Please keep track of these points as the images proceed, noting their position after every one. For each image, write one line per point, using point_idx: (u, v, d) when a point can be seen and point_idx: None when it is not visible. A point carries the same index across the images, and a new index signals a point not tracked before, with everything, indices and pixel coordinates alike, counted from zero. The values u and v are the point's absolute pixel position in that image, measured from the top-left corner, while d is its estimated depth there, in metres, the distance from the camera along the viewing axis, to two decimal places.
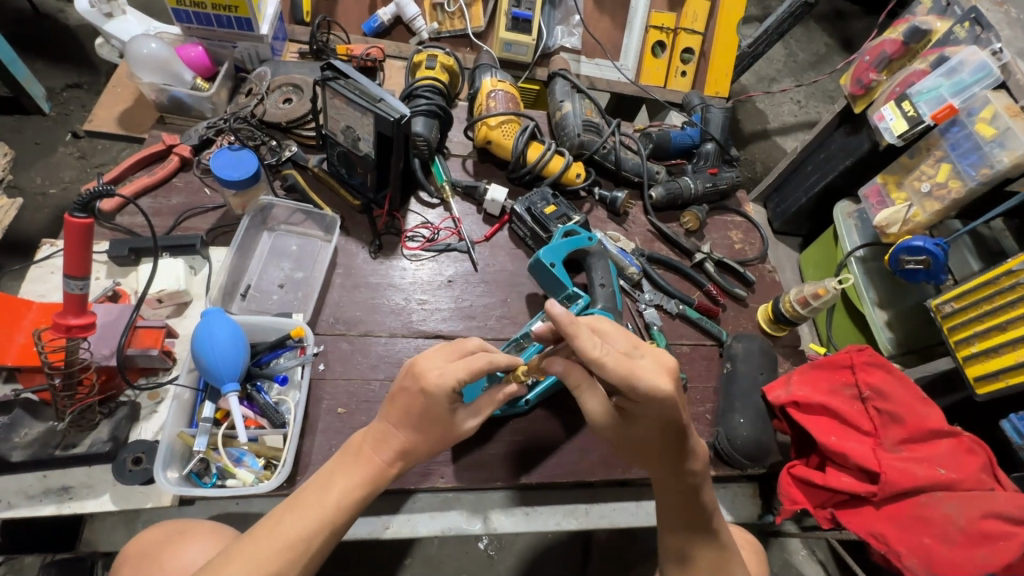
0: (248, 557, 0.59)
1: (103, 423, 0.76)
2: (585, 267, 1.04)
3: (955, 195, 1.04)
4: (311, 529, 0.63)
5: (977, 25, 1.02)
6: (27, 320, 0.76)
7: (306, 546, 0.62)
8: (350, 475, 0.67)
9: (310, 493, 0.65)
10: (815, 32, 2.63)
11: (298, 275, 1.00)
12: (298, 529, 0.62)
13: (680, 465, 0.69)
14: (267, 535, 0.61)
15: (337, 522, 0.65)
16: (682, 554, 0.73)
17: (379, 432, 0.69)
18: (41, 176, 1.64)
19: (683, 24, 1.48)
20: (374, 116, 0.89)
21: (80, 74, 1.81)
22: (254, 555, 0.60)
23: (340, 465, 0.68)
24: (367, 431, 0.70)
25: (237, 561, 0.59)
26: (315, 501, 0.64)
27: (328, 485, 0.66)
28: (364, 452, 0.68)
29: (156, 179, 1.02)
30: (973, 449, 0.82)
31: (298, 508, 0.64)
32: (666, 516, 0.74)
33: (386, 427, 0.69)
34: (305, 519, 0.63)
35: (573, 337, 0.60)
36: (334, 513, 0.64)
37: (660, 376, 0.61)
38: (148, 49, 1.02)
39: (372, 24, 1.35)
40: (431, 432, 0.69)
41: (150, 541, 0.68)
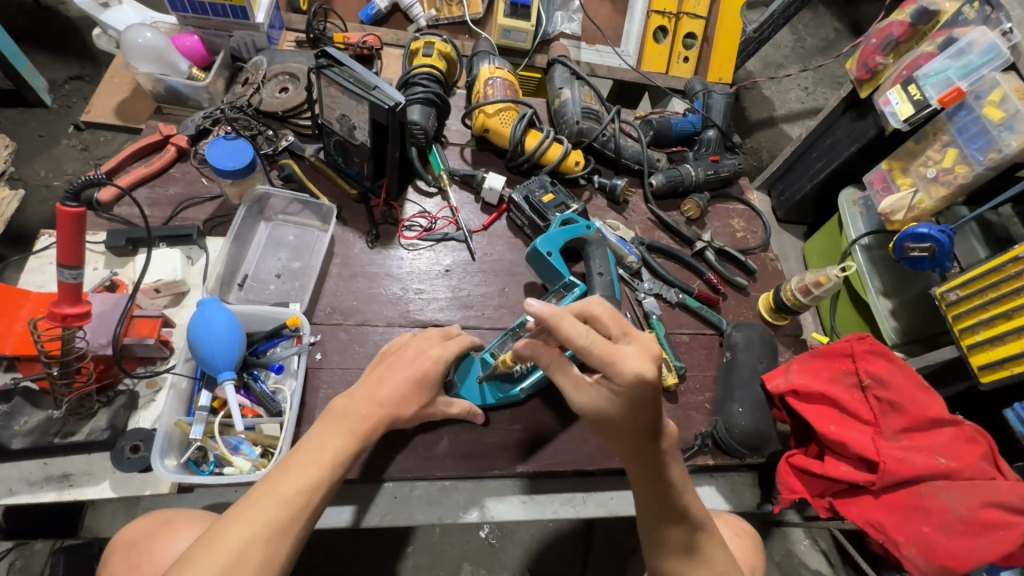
0: (249, 519, 0.59)
1: (101, 412, 0.77)
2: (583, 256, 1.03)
3: (962, 180, 1.02)
4: (309, 485, 0.63)
5: (986, 5, 0.99)
6: (25, 309, 0.76)
7: (306, 501, 0.63)
8: (339, 432, 0.68)
9: (303, 453, 0.66)
10: (823, 17, 2.58)
11: (296, 265, 1.00)
12: (297, 484, 0.63)
13: (649, 445, 0.66)
14: (267, 491, 0.62)
15: (333, 479, 0.66)
16: (687, 546, 0.71)
17: (365, 394, 0.73)
18: (44, 169, 1.66)
19: (685, 8, 1.45)
20: (369, 104, 0.89)
21: (82, 66, 1.81)
22: (256, 515, 0.60)
23: (327, 425, 0.69)
24: (347, 394, 0.73)
25: (237, 525, 0.59)
26: (309, 461, 0.65)
27: (320, 444, 0.67)
28: (348, 410, 0.71)
29: (153, 170, 1.02)
30: (975, 439, 0.80)
31: (291, 468, 0.64)
32: (645, 504, 0.71)
33: (371, 383, 0.75)
34: (301, 476, 0.64)
35: (556, 326, 0.59)
36: (329, 469, 0.66)
37: (646, 363, 0.60)
38: (143, 38, 1.02)
39: (369, 12, 1.34)
40: None
41: (142, 530, 0.70)
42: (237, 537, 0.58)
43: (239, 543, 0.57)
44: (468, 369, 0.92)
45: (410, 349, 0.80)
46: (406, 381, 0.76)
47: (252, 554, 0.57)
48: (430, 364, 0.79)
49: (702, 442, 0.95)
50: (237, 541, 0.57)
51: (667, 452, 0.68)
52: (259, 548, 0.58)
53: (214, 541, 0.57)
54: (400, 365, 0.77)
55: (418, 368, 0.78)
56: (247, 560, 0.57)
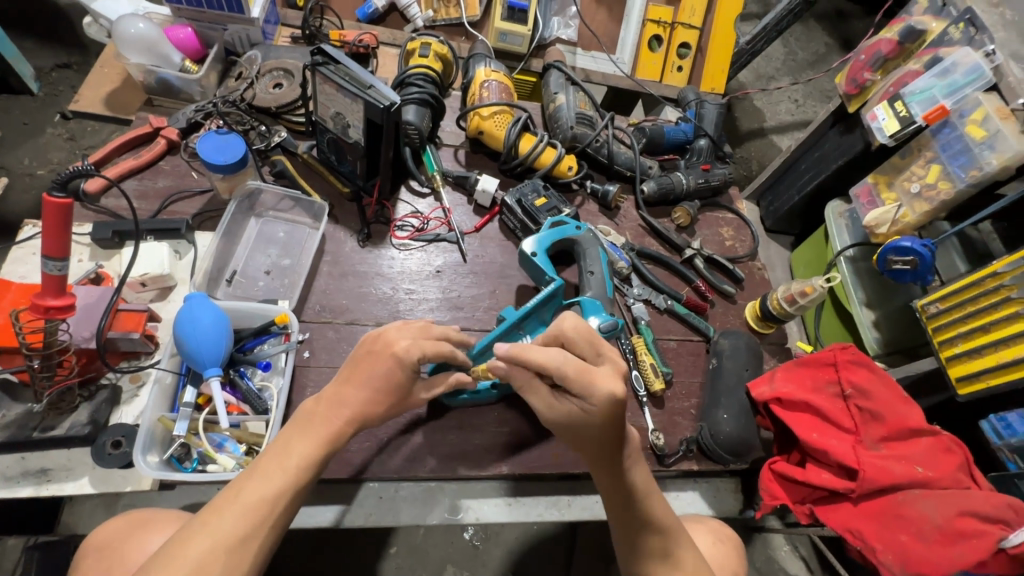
0: (209, 530, 0.57)
1: (82, 406, 0.75)
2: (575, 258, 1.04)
3: (945, 196, 1.04)
4: (272, 494, 0.60)
5: (970, 27, 1.01)
6: (7, 300, 0.74)
7: (270, 510, 0.60)
8: (306, 439, 0.65)
9: (267, 461, 0.63)
10: (814, 31, 2.63)
11: (285, 262, 1.00)
12: (260, 493, 0.60)
13: (622, 473, 0.69)
14: (228, 504, 0.59)
15: (298, 487, 0.63)
16: (660, 554, 0.70)
17: (333, 397, 0.68)
18: (29, 158, 1.64)
19: (680, 18, 1.47)
20: (363, 102, 0.89)
21: (70, 54, 1.79)
22: (218, 526, 0.57)
23: (293, 432, 0.66)
24: (318, 397, 0.69)
25: (199, 536, 0.56)
26: (274, 468, 0.62)
27: (286, 451, 0.64)
28: (314, 417, 0.67)
29: (142, 162, 1.01)
30: (952, 449, 0.82)
31: (254, 476, 0.61)
32: (617, 509, 0.71)
33: (339, 383, 0.69)
34: (266, 484, 0.61)
35: (523, 355, 0.63)
36: (294, 478, 0.62)
37: (616, 380, 0.63)
38: (135, 28, 1.01)
39: (366, 10, 1.34)
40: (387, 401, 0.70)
41: (112, 531, 0.68)
42: (198, 549, 0.55)
43: (202, 554, 0.55)
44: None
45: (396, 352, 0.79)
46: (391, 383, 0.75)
47: (210, 568, 0.55)
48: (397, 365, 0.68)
49: (686, 448, 0.97)
50: (199, 553, 0.55)
51: (642, 487, 0.70)
52: (217, 562, 0.55)
53: (173, 555, 0.54)
54: (368, 364, 0.69)
55: (386, 369, 0.68)
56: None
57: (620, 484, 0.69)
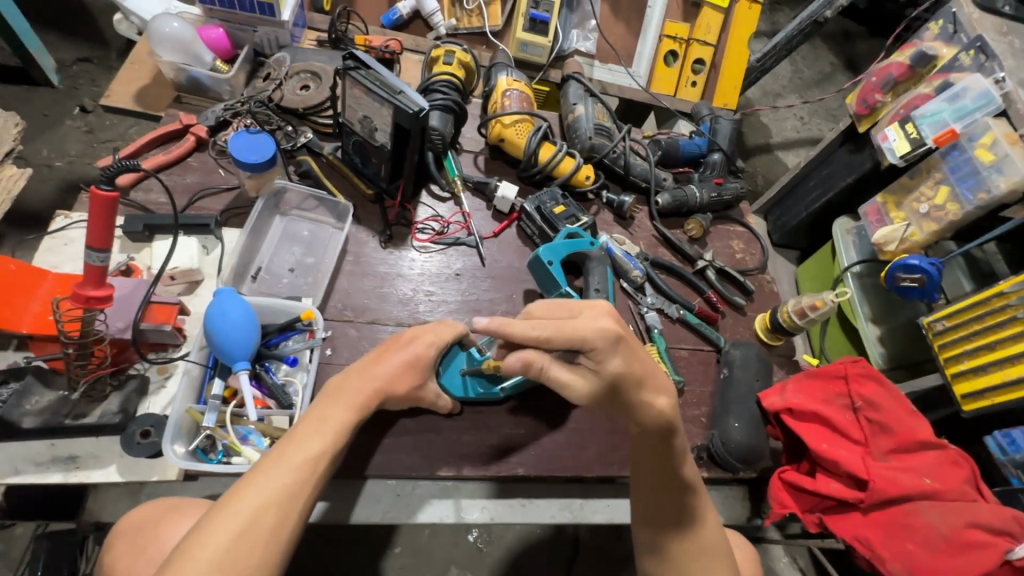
0: (260, 484, 0.61)
1: (113, 396, 0.77)
2: (584, 271, 1.05)
3: (953, 217, 1.06)
4: (314, 454, 0.65)
5: (981, 54, 1.05)
6: (44, 288, 0.76)
7: (314, 468, 0.65)
8: (339, 404, 0.71)
9: (307, 424, 0.68)
10: (819, 51, 2.68)
11: (309, 261, 1.02)
12: (305, 452, 0.65)
13: (648, 399, 0.66)
14: (275, 461, 0.63)
15: (337, 448, 0.68)
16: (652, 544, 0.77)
17: (362, 371, 0.76)
18: (47, 149, 1.65)
19: (696, 35, 1.51)
20: (393, 107, 0.92)
21: (91, 48, 1.82)
22: (268, 480, 0.61)
23: (327, 400, 0.71)
24: (343, 372, 0.75)
25: (250, 490, 0.60)
26: (314, 431, 0.67)
27: (322, 416, 0.69)
28: (345, 387, 0.73)
29: (172, 157, 1.03)
30: (958, 462, 0.83)
31: (295, 438, 0.66)
32: (645, 500, 0.76)
33: (369, 362, 0.77)
34: (309, 445, 0.66)
35: (507, 330, 0.65)
36: (333, 440, 0.68)
37: (603, 319, 0.65)
38: (170, 27, 1.03)
39: (391, 16, 1.37)
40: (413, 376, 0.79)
41: (145, 516, 0.69)
42: (250, 503, 0.59)
43: (254, 508, 0.59)
44: (451, 360, 0.91)
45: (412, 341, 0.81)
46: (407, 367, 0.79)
47: (266, 518, 0.59)
48: (425, 347, 0.81)
49: (697, 455, 0.98)
50: (250, 505, 0.59)
51: (670, 415, 0.68)
52: (271, 513, 0.60)
53: (228, 503, 0.59)
54: (398, 345, 0.80)
55: (414, 351, 0.80)
56: (260, 525, 0.58)
57: (649, 412, 0.67)
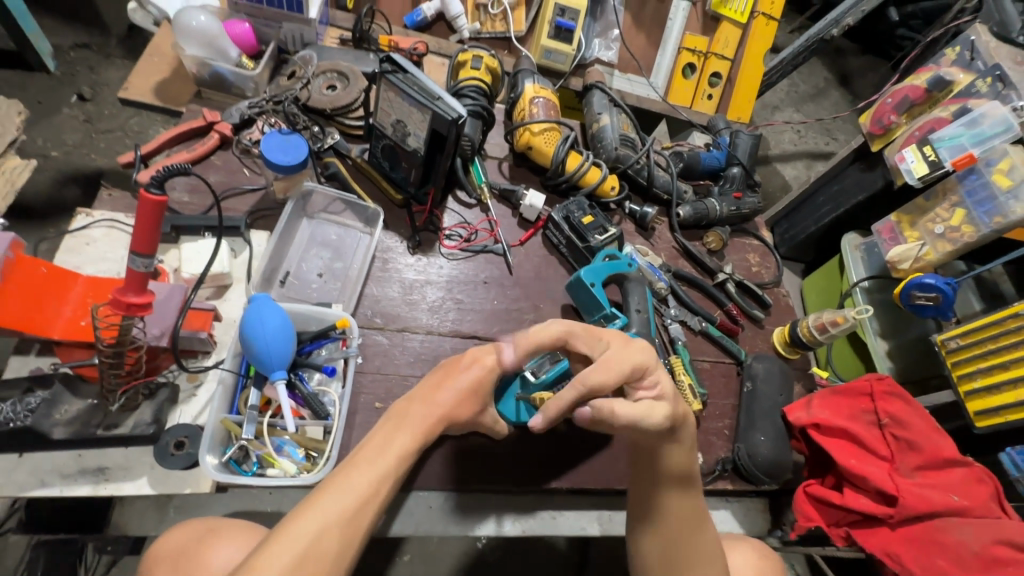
0: (324, 507, 0.60)
1: (144, 405, 0.74)
2: (622, 290, 1.05)
3: (968, 239, 1.10)
4: (378, 476, 0.65)
5: (999, 82, 1.09)
6: (75, 293, 0.73)
7: (376, 494, 0.64)
8: (402, 430, 0.70)
9: (368, 451, 0.67)
10: (815, 66, 2.74)
11: (338, 266, 0.99)
12: (368, 477, 0.64)
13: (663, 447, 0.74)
14: (339, 484, 0.62)
15: (399, 471, 0.67)
16: (642, 515, 0.79)
17: (425, 396, 0.74)
18: (42, 137, 1.59)
19: (714, 49, 1.53)
20: (431, 113, 0.89)
21: (90, 34, 1.75)
22: (329, 504, 0.60)
23: (389, 426, 0.70)
24: (407, 398, 0.75)
25: (312, 513, 0.59)
26: (377, 456, 0.66)
27: (386, 442, 0.68)
28: (410, 413, 0.72)
29: (196, 155, 1.00)
30: (983, 479, 0.86)
31: (358, 463, 0.65)
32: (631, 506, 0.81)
33: (430, 389, 0.75)
34: (370, 470, 0.65)
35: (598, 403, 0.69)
36: (397, 464, 0.67)
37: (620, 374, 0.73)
38: (196, 21, 0.99)
39: (415, 18, 1.36)
40: (476, 401, 0.78)
41: (181, 542, 0.66)
42: (312, 525, 0.58)
43: (317, 531, 0.58)
44: (506, 386, 0.90)
45: (465, 358, 0.79)
46: (466, 389, 0.76)
47: (328, 541, 0.58)
48: (484, 372, 0.78)
49: (723, 467, 1.00)
50: (313, 528, 0.58)
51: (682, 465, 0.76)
52: (334, 535, 0.59)
53: (291, 524, 0.58)
54: (456, 371, 0.77)
55: (472, 376, 0.77)
56: (323, 547, 0.58)
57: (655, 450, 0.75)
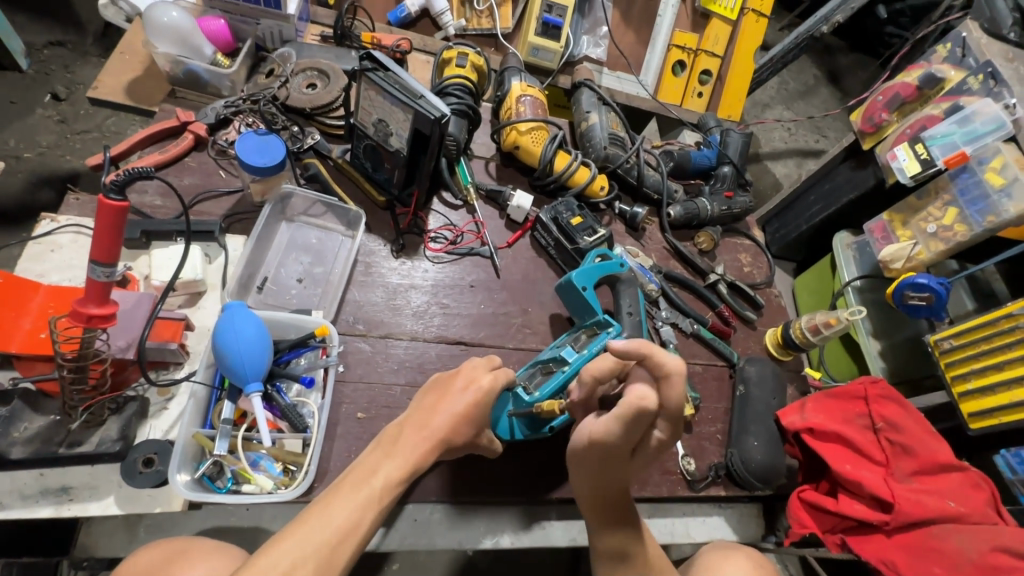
0: (300, 535, 0.57)
1: (111, 420, 0.70)
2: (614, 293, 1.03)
3: (961, 238, 1.09)
4: (361, 505, 0.61)
5: (991, 79, 1.07)
6: (36, 304, 0.69)
7: (357, 528, 0.60)
8: (393, 458, 0.66)
9: (354, 476, 0.64)
10: (805, 64, 2.73)
11: (318, 270, 0.96)
12: (351, 507, 0.61)
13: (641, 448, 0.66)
14: (317, 513, 0.59)
15: (387, 499, 0.64)
16: (627, 516, 0.74)
17: (417, 420, 0.71)
18: (14, 139, 1.54)
19: (703, 46, 1.51)
20: (413, 111, 0.86)
21: (64, 32, 1.70)
22: (304, 536, 0.57)
23: (380, 452, 0.67)
24: (399, 422, 0.72)
25: (286, 542, 0.56)
26: (361, 484, 0.63)
27: (373, 470, 0.65)
28: (402, 439, 0.69)
29: (169, 157, 0.96)
30: (979, 484, 0.84)
31: (341, 491, 0.62)
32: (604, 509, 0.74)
33: (424, 414, 0.72)
34: (354, 498, 0.62)
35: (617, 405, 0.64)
36: (384, 490, 0.64)
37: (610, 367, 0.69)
38: (168, 17, 0.96)
39: (398, 14, 1.32)
40: (473, 423, 0.73)
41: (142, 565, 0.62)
42: (285, 559, 0.55)
43: (289, 564, 0.54)
44: (499, 404, 0.86)
45: (459, 378, 0.75)
46: (459, 411, 0.72)
47: (302, 572, 0.55)
48: (481, 394, 0.74)
49: (716, 473, 0.98)
50: (285, 562, 0.54)
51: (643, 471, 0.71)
52: (308, 566, 0.55)
53: (263, 555, 0.55)
54: (450, 393, 0.74)
55: (468, 400, 0.73)
56: None
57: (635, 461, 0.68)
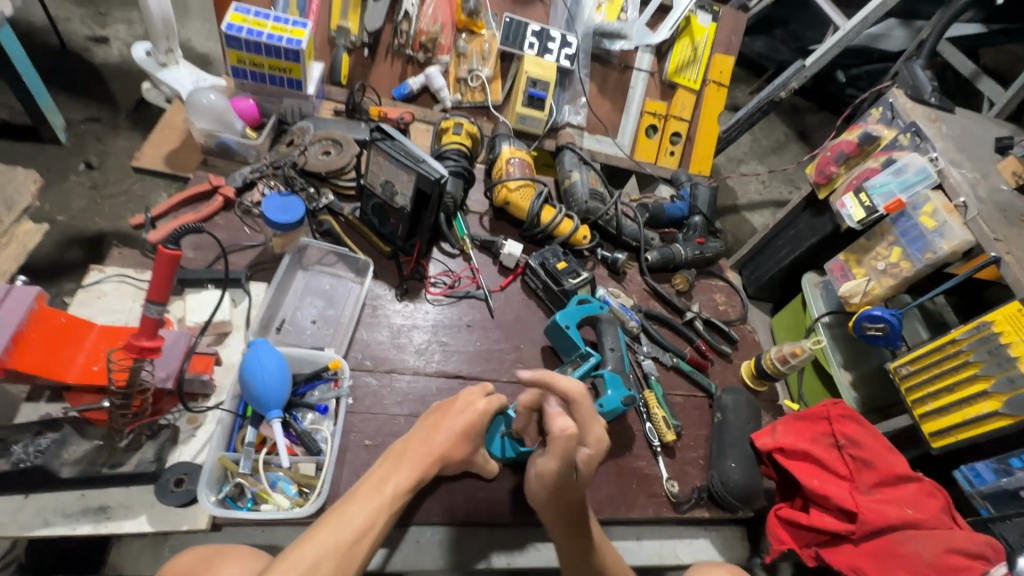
0: (321, 536, 0.65)
1: (147, 445, 0.79)
2: (597, 331, 1.13)
3: (907, 273, 1.22)
4: (373, 510, 0.69)
5: (917, 136, 1.24)
6: (90, 341, 0.79)
7: (368, 530, 0.68)
8: (401, 468, 0.76)
9: (367, 487, 0.72)
10: (775, 123, 2.97)
11: (331, 313, 1.07)
12: (364, 516, 0.68)
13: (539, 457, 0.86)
14: (336, 517, 0.67)
15: (393, 507, 0.72)
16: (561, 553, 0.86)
17: (421, 438, 0.80)
18: (50, 203, 1.69)
19: (672, 112, 1.70)
20: (416, 173, 1.00)
21: (101, 109, 1.89)
22: (327, 536, 0.65)
23: (388, 465, 0.76)
24: (403, 439, 0.81)
25: (313, 541, 0.64)
26: (373, 492, 0.72)
27: (382, 481, 0.73)
28: (407, 453, 0.78)
29: (201, 217, 1.09)
30: (934, 493, 0.92)
31: (355, 499, 0.71)
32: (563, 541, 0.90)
33: (427, 432, 0.81)
34: (367, 506, 0.70)
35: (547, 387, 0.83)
36: (392, 498, 0.72)
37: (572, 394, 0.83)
38: (207, 99, 1.12)
39: (402, 90, 1.51)
40: (472, 439, 0.84)
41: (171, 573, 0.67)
42: (308, 557, 0.62)
43: (313, 560, 0.62)
44: (493, 426, 0.97)
45: (460, 402, 0.85)
46: (457, 432, 0.82)
47: (324, 568, 0.62)
48: (477, 416, 0.84)
49: (698, 495, 1.05)
50: (307, 561, 0.62)
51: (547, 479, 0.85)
52: (329, 564, 0.63)
53: (290, 554, 0.62)
54: (451, 414, 0.84)
55: (467, 420, 0.83)
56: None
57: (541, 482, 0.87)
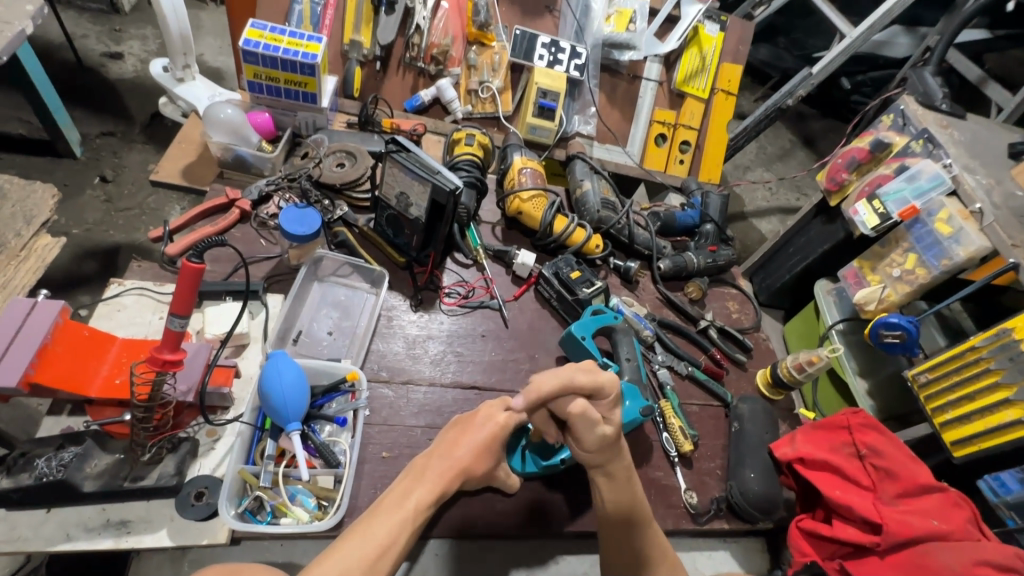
0: (341, 553, 0.64)
1: (168, 458, 0.78)
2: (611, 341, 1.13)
3: (922, 280, 1.21)
4: (396, 525, 0.69)
5: (929, 143, 1.24)
6: (112, 353, 0.80)
7: (389, 547, 0.67)
8: (421, 483, 0.75)
9: (389, 503, 0.72)
10: (781, 130, 2.98)
11: (346, 324, 1.07)
12: (387, 531, 0.68)
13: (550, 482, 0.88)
14: (359, 532, 0.67)
15: (416, 523, 0.71)
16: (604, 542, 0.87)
17: (443, 450, 0.81)
18: (65, 216, 1.70)
19: (682, 120, 1.71)
20: (432, 185, 1.01)
21: (115, 123, 1.92)
22: (349, 553, 0.64)
23: (411, 480, 0.76)
24: (426, 453, 0.81)
25: (332, 559, 0.63)
26: (395, 507, 0.71)
27: (406, 494, 0.74)
28: (429, 467, 0.78)
29: (218, 229, 1.10)
30: (959, 503, 0.91)
31: (377, 514, 0.71)
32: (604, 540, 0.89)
33: (448, 445, 0.81)
34: (390, 521, 0.70)
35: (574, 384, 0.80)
36: (414, 515, 0.71)
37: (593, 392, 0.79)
38: (224, 113, 1.13)
39: (414, 102, 1.52)
40: (490, 455, 0.83)
41: None
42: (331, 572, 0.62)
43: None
44: (514, 439, 0.97)
45: (481, 415, 0.85)
46: (477, 448, 0.81)
47: None
48: (497, 429, 0.84)
49: (717, 506, 1.03)
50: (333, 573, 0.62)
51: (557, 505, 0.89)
52: None
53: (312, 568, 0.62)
54: (472, 428, 0.83)
55: (487, 433, 0.83)
56: None
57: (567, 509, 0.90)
